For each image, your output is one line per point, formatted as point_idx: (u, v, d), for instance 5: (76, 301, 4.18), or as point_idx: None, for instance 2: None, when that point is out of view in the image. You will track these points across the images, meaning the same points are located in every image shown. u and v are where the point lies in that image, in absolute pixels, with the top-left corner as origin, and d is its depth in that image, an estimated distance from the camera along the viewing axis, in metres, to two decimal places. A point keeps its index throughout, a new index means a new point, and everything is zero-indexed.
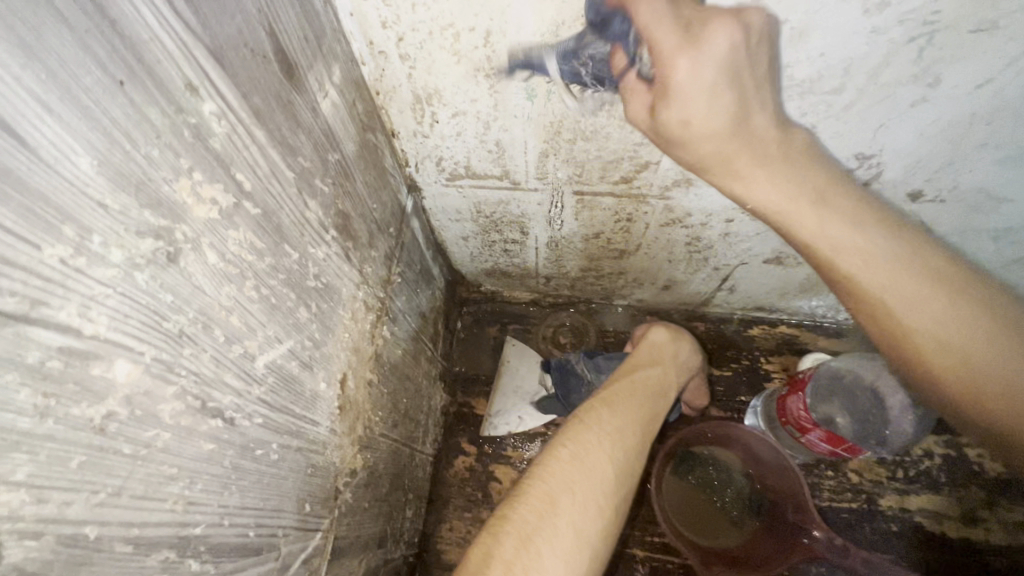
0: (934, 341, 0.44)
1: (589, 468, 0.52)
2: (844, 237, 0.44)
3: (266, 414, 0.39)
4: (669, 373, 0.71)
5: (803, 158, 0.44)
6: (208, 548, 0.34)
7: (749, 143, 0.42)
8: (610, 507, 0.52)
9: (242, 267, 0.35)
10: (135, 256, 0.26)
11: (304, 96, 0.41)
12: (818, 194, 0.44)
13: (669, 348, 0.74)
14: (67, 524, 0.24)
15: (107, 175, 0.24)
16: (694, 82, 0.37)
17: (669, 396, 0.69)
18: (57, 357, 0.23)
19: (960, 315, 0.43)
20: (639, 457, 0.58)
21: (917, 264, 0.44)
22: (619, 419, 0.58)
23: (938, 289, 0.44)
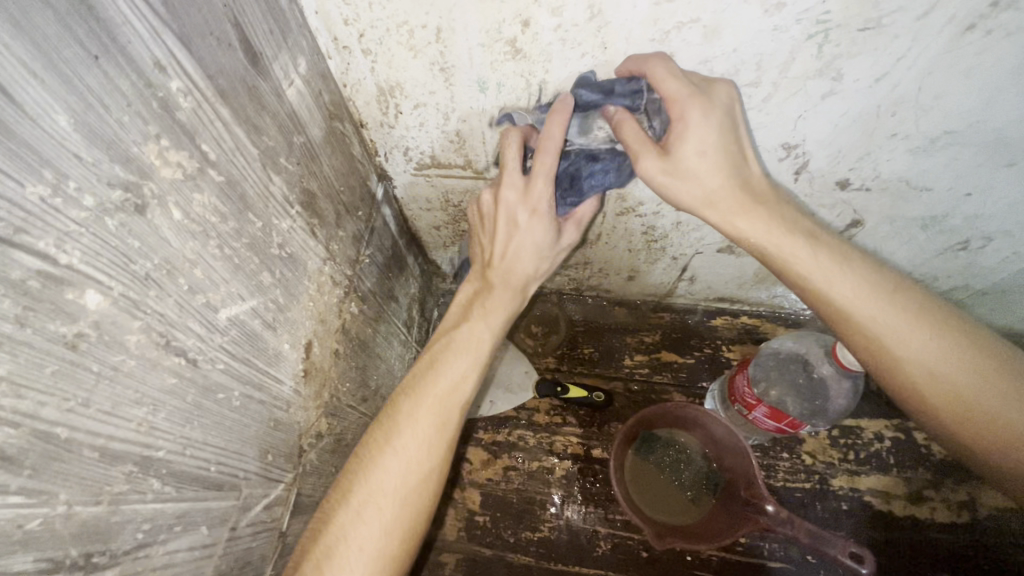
0: (926, 372, 0.49)
1: (378, 468, 0.52)
2: (834, 271, 0.51)
3: (228, 361, 0.44)
4: (506, 276, 0.64)
5: (795, 213, 0.54)
6: (170, 472, 0.38)
7: (740, 196, 0.52)
8: (408, 499, 0.52)
9: (205, 227, 0.40)
10: (106, 203, 0.31)
11: (269, 82, 0.47)
12: (815, 239, 0.52)
13: (516, 235, 0.62)
14: (41, 422, 0.28)
15: (82, 132, 0.29)
16: (700, 134, 0.50)
17: (495, 321, 0.63)
18: (35, 277, 0.27)
19: (939, 343, 0.49)
20: (442, 436, 0.55)
21: (901, 302, 0.50)
22: (414, 408, 0.55)
23: (916, 324, 0.49)
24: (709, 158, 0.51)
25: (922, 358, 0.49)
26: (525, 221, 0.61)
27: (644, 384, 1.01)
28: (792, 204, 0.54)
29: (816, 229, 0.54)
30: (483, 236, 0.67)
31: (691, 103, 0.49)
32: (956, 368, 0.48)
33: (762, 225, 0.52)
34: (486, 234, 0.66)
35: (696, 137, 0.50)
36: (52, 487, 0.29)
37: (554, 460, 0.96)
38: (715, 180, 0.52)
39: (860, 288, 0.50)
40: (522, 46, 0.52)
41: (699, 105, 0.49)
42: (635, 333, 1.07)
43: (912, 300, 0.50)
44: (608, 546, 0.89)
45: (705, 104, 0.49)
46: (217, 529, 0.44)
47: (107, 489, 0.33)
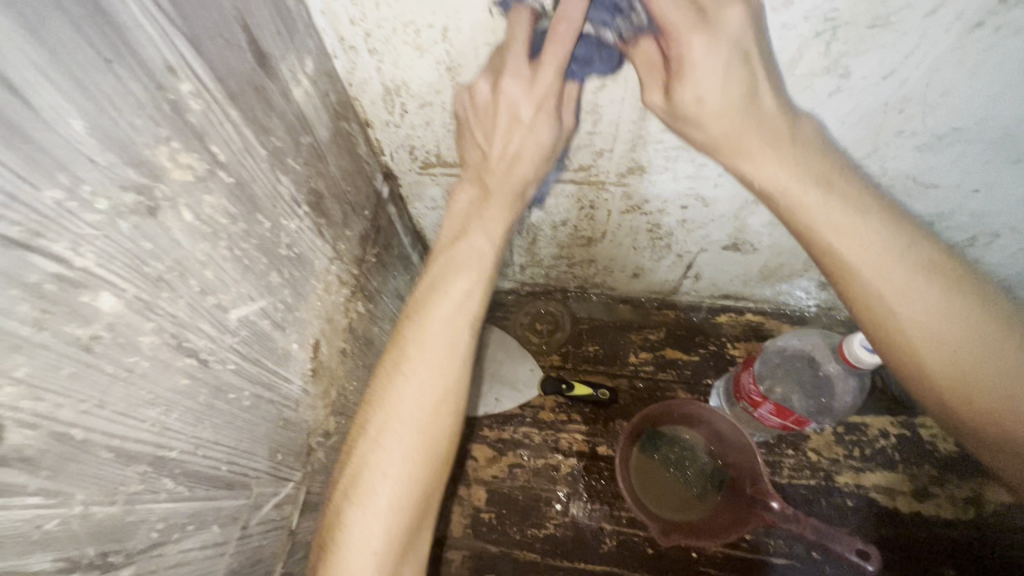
0: (920, 329, 0.45)
1: (391, 407, 0.53)
2: (844, 221, 0.46)
3: (239, 361, 0.44)
4: (506, 176, 0.59)
5: (807, 153, 0.49)
6: (183, 472, 0.38)
7: (759, 130, 0.48)
8: (426, 430, 0.54)
9: (216, 229, 0.40)
10: (119, 207, 0.31)
11: (277, 83, 0.47)
12: (824, 181, 0.48)
13: (517, 131, 0.55)
14: (58, 423, 0.29)
15: (97, 136, 0.29)
16: (706, 66, 0.44)
17: (487, 234, 0.60)
18: (51, 281, 0.28)
19: (938, 297, 0.45)
20: (451, 357, 0.56)
21: (905, 250, 0.46)
22: (421, 336, 0.55)
23: (918, 273, 0.45)
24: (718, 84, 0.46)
25: (913, 313, 0.45)
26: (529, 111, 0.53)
27: (649, 382, 1.01)
28: (806, 143, 0.50)
29: (828, 167, 0.49)
30: (474, 133, 0.59)
31: (693, 37, 0.43)
32: (949, 328, 0.45)
33: (773, 163, 0.48)
34: (481, 128, 0.57)
35: (691, 78, 0.46)
36: (68, 488, 0.30)
37: (559, 457, 0.96)
38: (726, 98, 0.46)
39: (870, 235, 0.46)
40: None
41: (700, 38, 0.43)
42: (639, 330, 1.07)
43: (916, 252, 0.46)
44: (613, 542, 0.90)
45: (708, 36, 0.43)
46: (229, 528, 0.45)
47: (121, 489, 0.33)
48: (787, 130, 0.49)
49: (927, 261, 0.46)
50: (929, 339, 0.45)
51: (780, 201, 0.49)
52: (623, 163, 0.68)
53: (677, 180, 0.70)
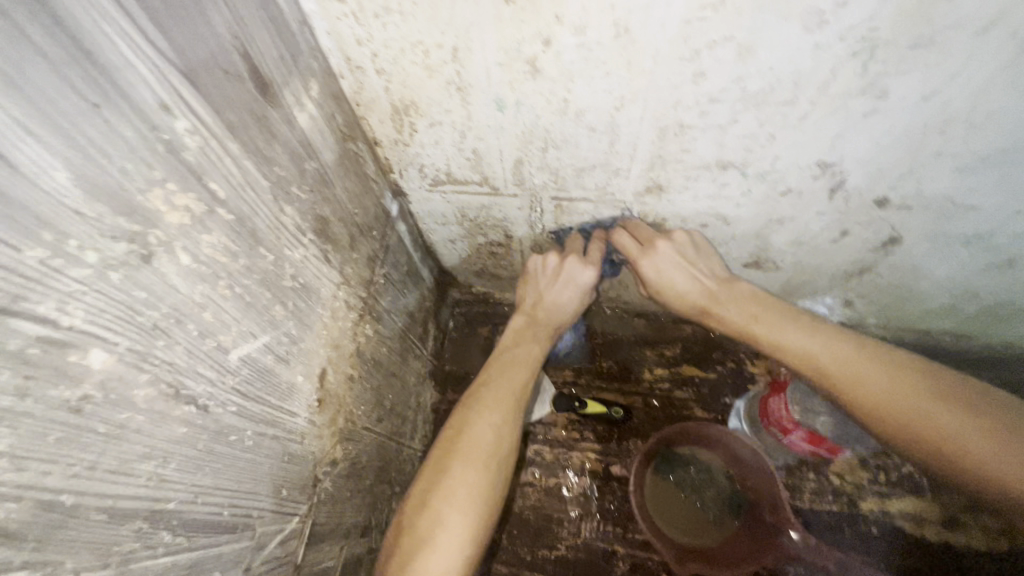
0: (896, 414, 0.49)
1: (471, 442, 0.61)
2: (786, 336, 0.57)
3: (241, 402, 0.42)
4: (550, 320, 0.76)
5: (756, 299, 0.62)
6: (181, 522, 0.37)
7: (704, 291, 0.65)
8: (503, 465, 0.61)
9: (215, 268, 0.38)
10: (109, 258, 0.30)
11: (280, 110, 0.45)
12: (757, 315, 0.60)
13: (569, 292, 0.74)
14: (44, 492, 0.27)
15: (82, 186, 0.28)
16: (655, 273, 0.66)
17: (537, 348, 0.74)
18: (35, 344, 0.26)
19: (883, 375, 0.51)
20: (507, 422, 0.63)
21: (842, 346, 0.54)
22: (484, 401, 0.65)
23: (857, 360, 0.52)
24: (675, 272, 0.65)
25: (882, 398, 0.50)
26: (580, 285, 0.74)
27: (665, 400, 0.98)
28: (749, 291, 0.63)
29: (767, 301, 0.62)
30: (529, 288, 0.79)
31: (641, 259, 0.67)
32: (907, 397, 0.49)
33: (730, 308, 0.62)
34: (535, 289, 0.78)
35: (651, 270, 0.67)
36: (59, 557, 0.28)
37: (572, 477, 0.94)
38: (685, 284, 0.65)
39: (807, 339, 0.56)
40: (542, 65, 0.50)
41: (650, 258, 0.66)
42: (655, 346, 1.04)
43: (859, 344, 0.54)
44: (626, 567, 0.87)
45: (651, 256, 0.66)
46: (230, 572, 0.43)
47: (115, 549, 0.32)
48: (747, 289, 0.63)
49: (878, 356, 0.52)
50: (905, 416, 0.49)
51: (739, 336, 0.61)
52: (641, 182, 0.65)
53: (698, 199, 0.67)
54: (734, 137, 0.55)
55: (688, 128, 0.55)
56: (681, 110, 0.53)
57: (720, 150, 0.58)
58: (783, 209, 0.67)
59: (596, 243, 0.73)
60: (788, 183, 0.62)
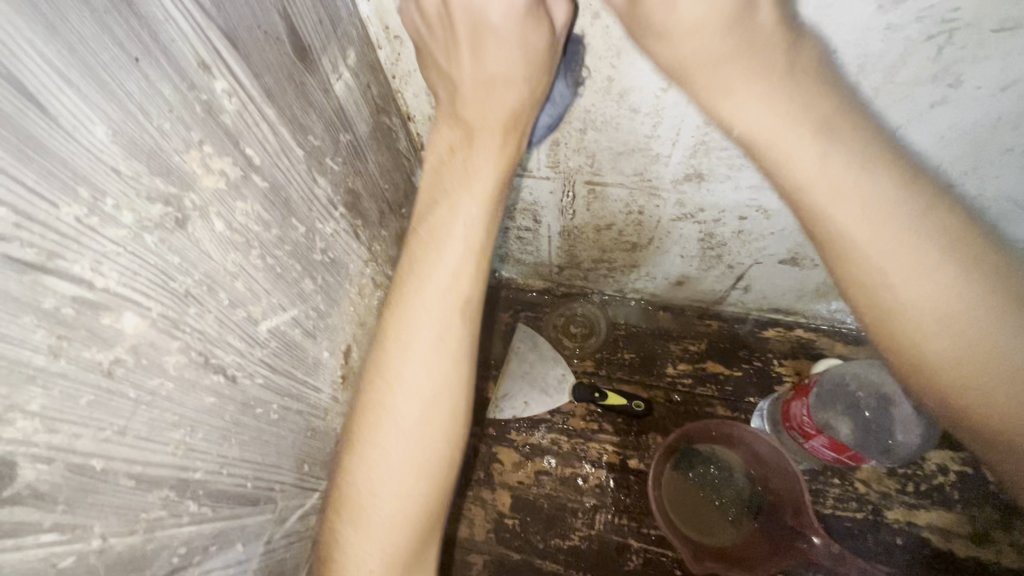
0: (914, 314, 0.38)
1: (383, 413, 0.45)
2: (828, 179, 0.38)
3: (268, 375, 0.42)
4: (489, 108, 0.46)
5: (807, 96, 0.39)
6: (206, 493, 0.37)
7: (748, 71, 0.39)
8: (429, 423, 0.45)
9: (248, 237, 0.37)
10: (144, 220, 0.29)
11: (318, 77, 0.43)
12: (816, 128, 0.38)
13: (501, 90, 0.45)
14: (76, 455, 0.27)
15: (120, 143, 0.27)
16: (686, 3, 0.37)
17: (483, 174, 0.47)
18: (70, 305, 0.25)
19: (955, 274, 0.37)
20: (449, 321, 0.46)
21: (918, 214, 0.37)
22: (418, 282, 0.46)
23: (930, 244, 0.37)
24: (698, 10, 0.38)
25: (910, 297, 0.37)
26: (506, 26, 0.41)
27: (687, 396, 0.96)
28: (796, 79, 0.40)
29: (828, 106, 0.40)
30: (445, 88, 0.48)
31: None
32: (972, 313, 0.37)
33: (759, 108, 0.39)
34: (446, 59, 0.45)
35: None
36: (88, 521, 0.28)
37: (588, 467, 0.93)
38: (704, 33, 0.38)
39: (877, 191, 0.37)
40: (589, 40, 0.47)
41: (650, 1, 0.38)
42: (679, 340, 1.01)
43: (941, 220, 0.38)
44: (639, 561, 0.86)
45: None
46: (252, 545, 0.43)
47: (143, 516, 0.31)
48: (789, 69, 0.39)
49: (941, 237, 0.37)
50: (923, 322, 0.37)
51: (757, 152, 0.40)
52: (680, 169, 0.63)
53: (739, 190, 0.64)
54: None
55: None
56: None
57: None
58: None
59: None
60: None
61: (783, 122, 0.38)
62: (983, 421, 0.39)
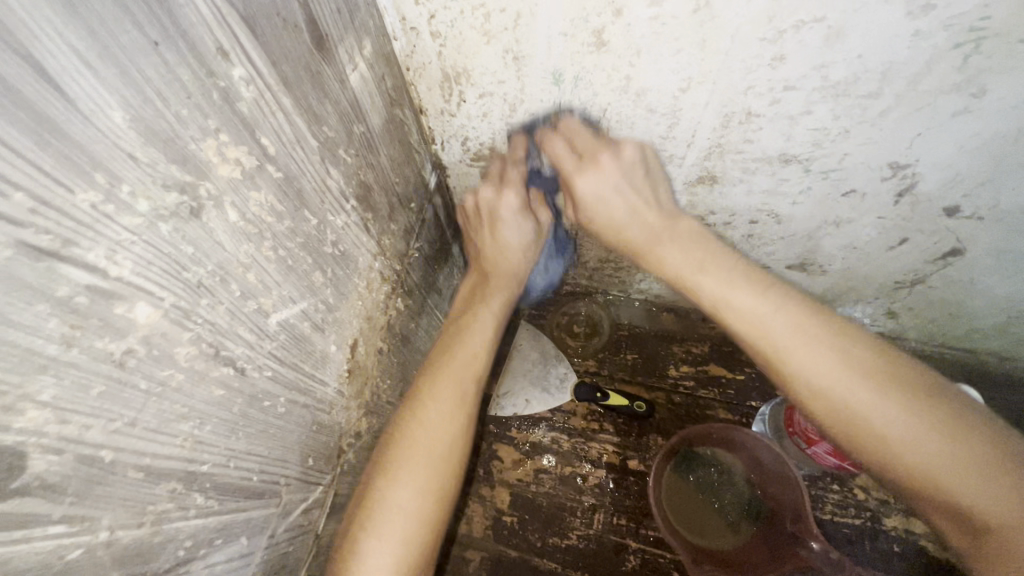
0: (849, 409, 0.43)
1: (418, 437, 0.52)
2: (735, 297, 0.50)
3: (277, 368, 0.41)
4: (505, 265, 0.69)
5: (699, 239, 0.56)
6: (212, 486, 0.36)
7: (644, 229, 0.58)
8: (448, 475, 0.52)
9: (261, 228, 0.37)
10: (160, 208, 0.28)
11: (334, 66, 0.43)
12: (705, 268, 0.53)
13: (512, 249, 0.69)
14: (85, 446, 0.26)
15: (138, 129, 0.26)
16: (587, 190, 0.58)
17: (495, 301, 0.67)
18: (83, 293, 0.25)
19: (845, 362, 0.44)
20: (464, 404, 0.55)
21: (803, 321, 0.47)
22: (438, 370, 0.57)
23: (819, 342, 0.45)
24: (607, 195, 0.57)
25: (839, 393, 0.44)
26: (509, 213, 0.66)
27: (688, 398, 0.96)
28: (694, 232, 0.57)
29: (724, 255, 0.54)
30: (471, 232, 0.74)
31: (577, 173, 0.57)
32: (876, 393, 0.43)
33: (673, 249, 0.56)
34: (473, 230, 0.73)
35: (587, 186, 0.58)
36: (95, 513, 0.27)
37: (588, 467, 0.93)
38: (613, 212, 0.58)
39: (766, 306, 0.48)
40: (608, 38, 0.47)
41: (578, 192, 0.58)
42: (682, 342, 1.01)
43: (827, 325, 0.46)
44: (637, 561, 0.86)
45: (590, 172, 0.57)
46: (256, 538, 0.43)
47: (150, 509, 0.31)
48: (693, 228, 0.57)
49: (850, 347, 0.45)
50: (859, 417, 0.43)
51: (679, 288, 0.54)
52: (693, 171, 0.62)
53: (751, 194, 0.64)
54: (803, 129, 0.52)
55: (756, 116, 0.52)
56: (751, 96, 0.50)
57: (785, 143, 0.54)
58: (841, 211, 0.63)
59: (518, 147, 0.62)
60: (852, 184, 0.58)
61: (695, 260, 0.54)
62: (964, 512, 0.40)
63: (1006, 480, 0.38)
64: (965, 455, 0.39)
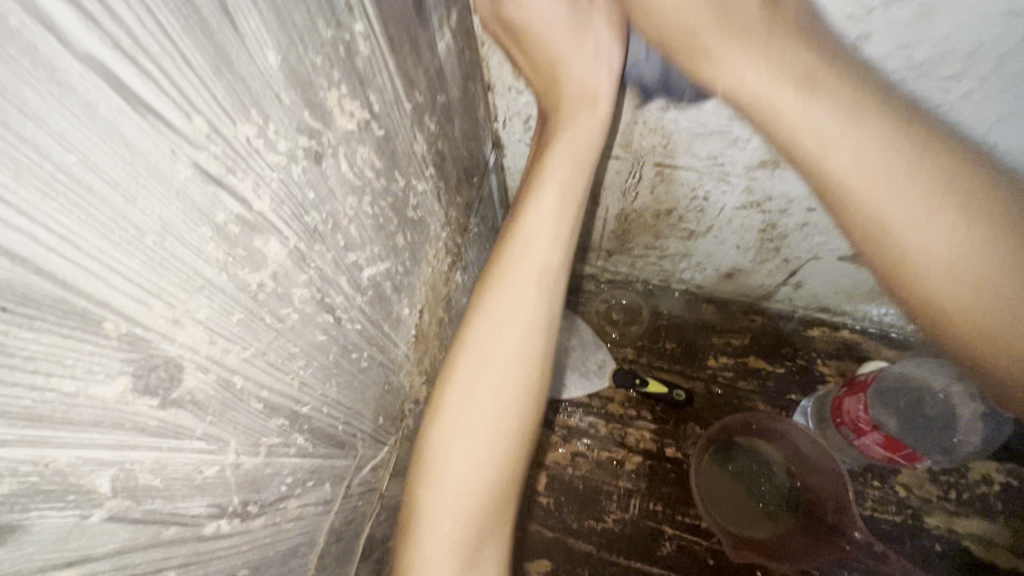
0: (917, 245, 0.44)
1: (488, 338, 0.53)
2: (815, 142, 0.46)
3: (364, 322, 0.43)
4: (572, 92, 0.56)
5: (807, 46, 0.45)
6: (309, 428, 0.38)
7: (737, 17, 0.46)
8: (520, 383, 0.53)
9: (363, 183, 0.38)
10: (294, 150, 0.29)
11: (428, 33, 0.44)
12: (812, 76, 0.45)
13: (575, 28, 0.53)
14: (223, 369, 0.28)
15: (284, 71, 0.27)
16: None
17: (564, 176, 0.57)
18: (235, 222, 0.26)
19: (933, 208, 0.43)
20: (531, 298, 0.54)
21: (909, 161, 0.44)
22: (512, 263, 0.54)
23: (913, 191, 0.44)
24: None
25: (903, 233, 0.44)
26: None
27: (728, 389, 0.96)
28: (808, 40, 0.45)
29: (845, 72, 0.46)
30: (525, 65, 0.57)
31: None
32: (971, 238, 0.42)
33: (750, 60, 0.47)
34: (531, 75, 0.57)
35: None
36: (225, 435, 0.29)
37: (625, 452, 0.93)
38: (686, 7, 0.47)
39: (870, 141, 0.45)
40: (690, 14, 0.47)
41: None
42: (722, 333, 1.01)
43: (930, 166, 0.44)
44: (673, 547, 0.86)
45: None
46: (336, 486, 0.44)
47: (264, 440, 0.32)
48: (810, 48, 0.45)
49: (926, 179, 0.44)
50: (924, 259, 0.44)
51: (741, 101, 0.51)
52: (757, 155, 0.63)
53: None
54: None
55: None
56: None
57: None
58: None
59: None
60: None
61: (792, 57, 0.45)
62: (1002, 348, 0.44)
63: None
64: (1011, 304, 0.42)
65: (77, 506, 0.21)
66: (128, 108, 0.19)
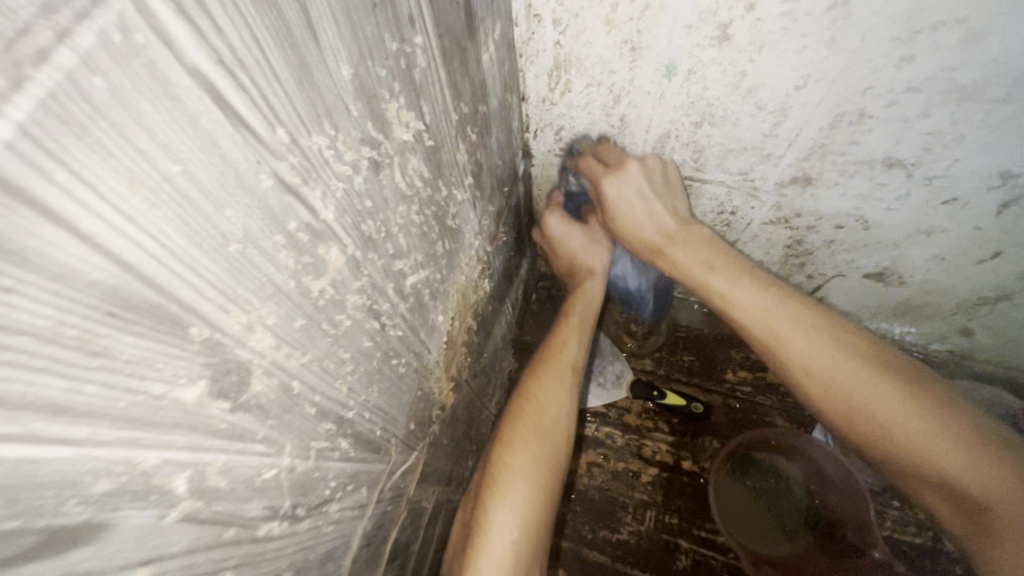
0: (835, 388, 0.49)
1: (541, 415, 0.59)
2: (737, 291, 0.55)
3: (404, 329, 0.43)
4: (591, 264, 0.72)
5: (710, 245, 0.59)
6: (352, 432, 0.38)
7: (655, 220, 0.61)
8: (552, 458, 0.56)
9: (413, 192, 0.39)
10: (358, 159, 0.30)
11: (475, 45, 0.44)
12: (713, 265, 0.57)
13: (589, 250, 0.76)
14: (285, 373, 0.28)
15: (354, 83, 0.28)
16: (617, 196, 0.62)
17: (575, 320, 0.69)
18: (305, 230, 0.27)
19: (838, 355, 0.50)
20: (566, 386, 0.62)
21: (812, 321, 0.52)
22: (546, 369, 0.63)
23: (823, 337, 0.51)
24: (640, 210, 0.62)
25: (818, 366, 0.50)
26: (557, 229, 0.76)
27: (746, 403, 0.96)
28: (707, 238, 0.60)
29: (740, 261, 0.57)
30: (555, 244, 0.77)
31: (607, 176, 0.62)
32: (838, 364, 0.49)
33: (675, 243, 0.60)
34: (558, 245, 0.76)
35: (613, 193, 0.62)
36: (282, 438, 0.29)
37: (642, 464, 0.93)
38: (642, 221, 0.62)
39: (739, 285, 0.55)
40: (733, 33, 0.47)
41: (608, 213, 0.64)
42: (741, 347, 1.01)
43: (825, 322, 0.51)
44: (688, 562, 0.86)
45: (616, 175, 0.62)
46: (370, 490, 0.44)
47: (313, 444, 0.33)
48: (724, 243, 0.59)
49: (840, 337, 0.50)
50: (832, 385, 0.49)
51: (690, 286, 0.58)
52: (789, 171, 0.63)
53: (843, 198, 0.64)
54: (917, 132, 0.52)
55: (867, 117, 0.52)
56: (869, 97, 0.50)
57: (894, 146, 0.55)
58: (936, 219, 0.63)
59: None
60: (955, 193, 0.58)
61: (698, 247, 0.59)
62: (948, 480, 0.45)
63: (977, 453, 0.44)
64: (956, 441, 0.44)
65: (156, 506, 0.22)
66: (225, 120, 0.20)
